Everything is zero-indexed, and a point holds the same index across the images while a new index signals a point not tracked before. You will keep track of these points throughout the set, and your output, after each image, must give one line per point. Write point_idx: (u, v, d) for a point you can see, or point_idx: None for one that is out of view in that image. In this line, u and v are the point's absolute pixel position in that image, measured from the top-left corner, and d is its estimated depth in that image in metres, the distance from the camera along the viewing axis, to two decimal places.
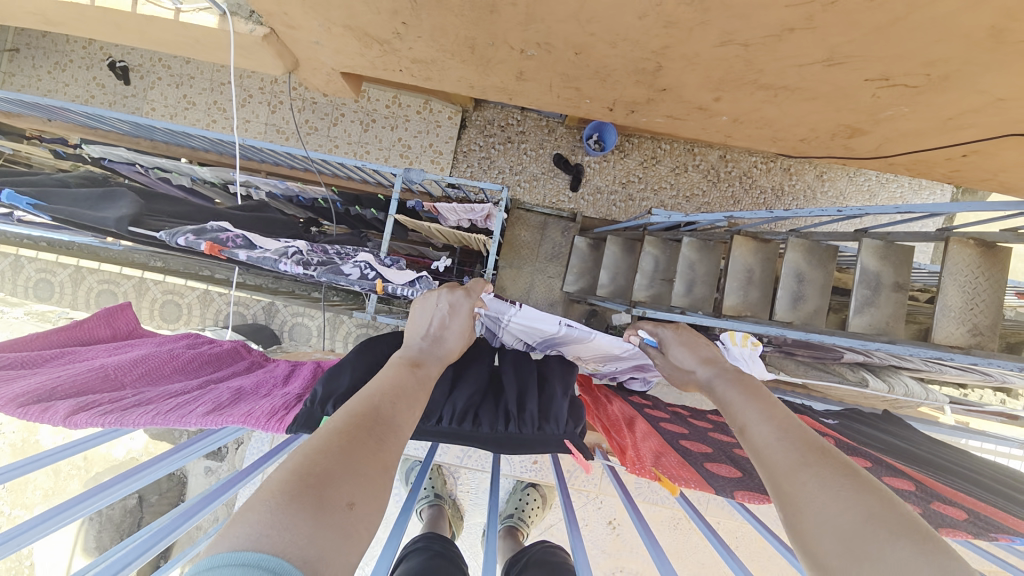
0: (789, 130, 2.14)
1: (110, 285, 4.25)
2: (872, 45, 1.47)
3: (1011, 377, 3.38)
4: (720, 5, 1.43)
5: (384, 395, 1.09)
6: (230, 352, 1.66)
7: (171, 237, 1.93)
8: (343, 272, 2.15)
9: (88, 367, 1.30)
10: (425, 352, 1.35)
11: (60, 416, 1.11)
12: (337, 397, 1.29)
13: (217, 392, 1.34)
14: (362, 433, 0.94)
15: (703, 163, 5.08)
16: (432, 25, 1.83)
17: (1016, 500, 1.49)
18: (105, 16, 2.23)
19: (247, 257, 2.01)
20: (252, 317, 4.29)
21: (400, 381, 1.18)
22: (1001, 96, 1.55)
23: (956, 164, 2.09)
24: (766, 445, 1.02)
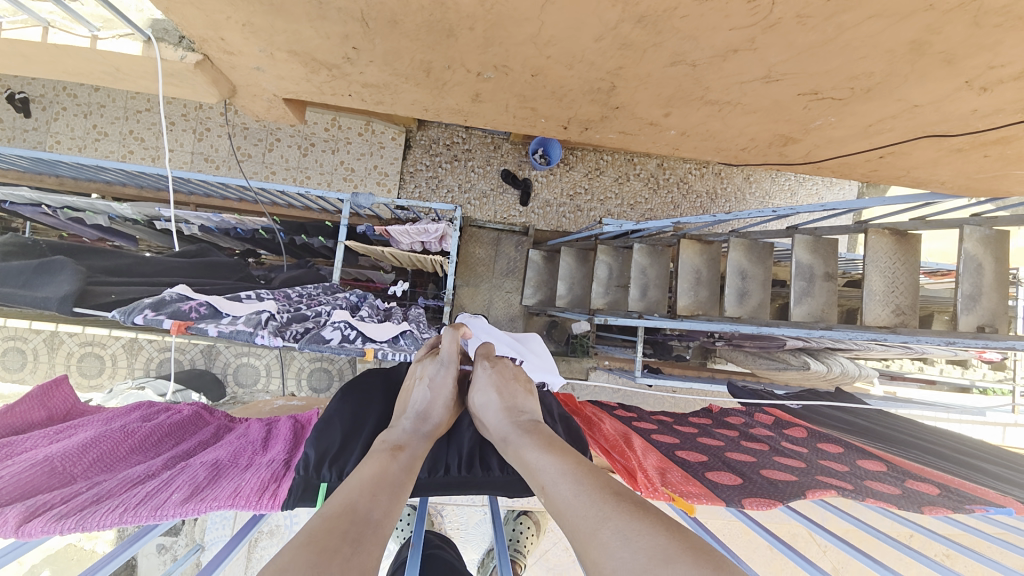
0: (730, 141, 2.29)
1: (15, 341, 3.72)
2: (808, 62, 1.60)
3: (928, 348, 3.79)
4: (672, 28, 1.50)
5: (361, 490, 0.92)
6: (192, 419, 1.51)
7: (127, 316, 1.78)
8: (324, 339, 2.10)
9: (28, 462, 1.10)
10: (407, 433, 1.20)
11: (8, 528, 0.93)
12: (330, 458, 1.21)
13: (190, 470, 1.19)
14: (335, 540, 0.77)
15: (643, 172, 5.32)
16: (386, 50, 1.78)
17: (965, 465, 1.65)
18: (5, 44, 1.97)
19: (219, 334, 1.88)
20: (189, 362, 3.92)
21: (375, 475, 0.99)
22: (917, 102, 1.75)
23: (875, 163, 2.34)
24: (567, 505, 0.90)
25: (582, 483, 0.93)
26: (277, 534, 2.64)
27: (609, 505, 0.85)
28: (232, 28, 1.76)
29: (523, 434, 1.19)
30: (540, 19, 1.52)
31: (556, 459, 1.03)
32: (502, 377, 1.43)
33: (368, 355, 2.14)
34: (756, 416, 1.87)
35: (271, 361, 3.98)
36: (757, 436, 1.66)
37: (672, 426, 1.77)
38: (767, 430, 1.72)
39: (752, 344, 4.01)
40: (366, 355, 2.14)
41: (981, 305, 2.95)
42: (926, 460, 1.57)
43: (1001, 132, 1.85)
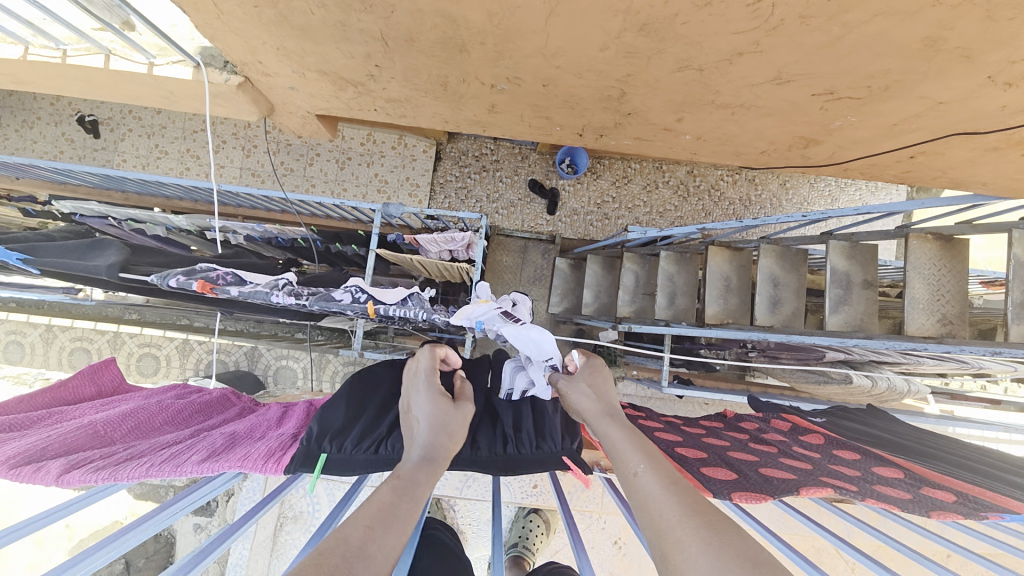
0: (748, 145, 2.27)
1: (84, 341, 4.10)
2: (819, 62, 1.58)
3: (987, 363, 3.49)
4: (674, 35, 1.53)
5: (357, 518, 0.83)
6: (220, 400, 1.64)
7: (161, 280, 1.80)
8: (335, 298, 1.93)
9: (77, 426, 1.26)
10: (411, 454, 1.10)
11: (54, 475, 1.06)
12: (332, 433, 1.31)
13: (210, 439, 1.31)
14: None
15: (673, 179, 5.28)
16: (405, 67, 1.90)
17: (1005, 482, 1.53)
18: (82, 75, 2.25)
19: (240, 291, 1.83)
20: (235, 364, 4.19)
21: (378, 504, 0.89)
22: (941, 99, 1.69)
23: (907, 164, 2.25)
24: (652, 500, 0.93)
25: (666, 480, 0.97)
26: (300, 521, 2.67)
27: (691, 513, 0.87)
28: (269, 53, 1.93)
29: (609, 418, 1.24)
30: (546, 33, 1.59)
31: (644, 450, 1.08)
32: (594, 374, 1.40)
33: (370, 310, 1.91)
34: (769, 420, 1.84)
35: (308, 364, 4.17)
36: (769, 440, 1.62)
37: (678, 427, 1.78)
38: (781, 434, 1.68)
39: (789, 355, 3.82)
40: (368, 309, 1.92)
41: None
42: (951, 470, 1.50)
43: None
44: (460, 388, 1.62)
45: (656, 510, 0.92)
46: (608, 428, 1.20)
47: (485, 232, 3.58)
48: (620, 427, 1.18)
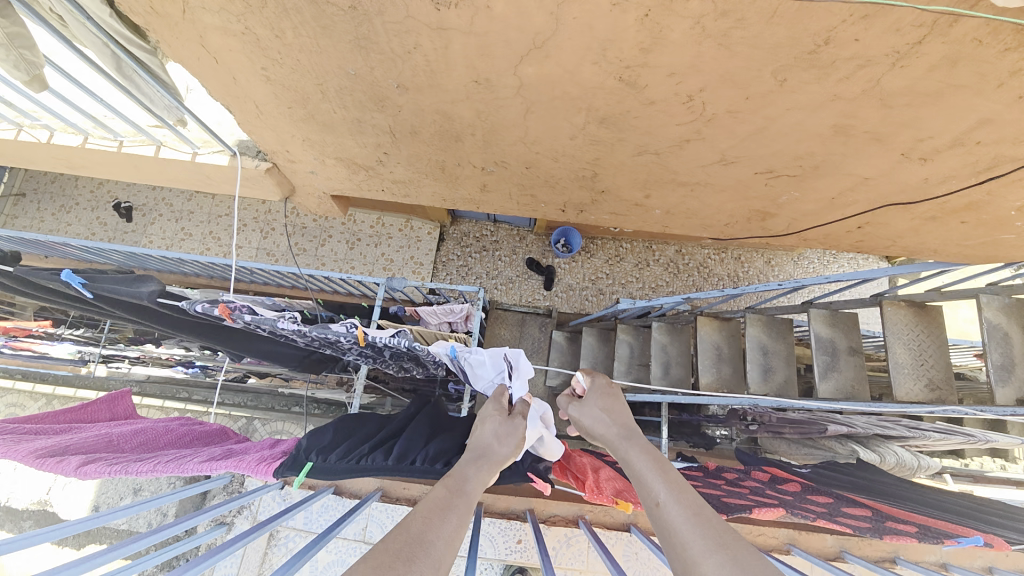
0: (713, 218, 2.56)
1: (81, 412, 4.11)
2: (753, 148, 1.88)
3: (996, 435, 3.29)
4: (630, 128, 1.85)
5: (422, 514, 0.96)
6: (219, 431, 1.84)
7: (188, 304, 1.77)
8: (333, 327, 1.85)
9: (96, 436, 1.48)
10: (469, 460, 1.22)
11: (75, 466, 1.27)
12: (320, 447, 1.48)
13: (207, 452, 1.51)
14: (391, 559, 0.82)
15: (662, 258, 5.61)
16: (409, 154, 2.25)
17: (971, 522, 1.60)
18: (132, 163, 2.63)
19: (247, 315, 1.77)
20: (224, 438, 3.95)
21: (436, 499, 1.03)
22: (865, 175, 1.97)
23: (859, 234, 2.51)
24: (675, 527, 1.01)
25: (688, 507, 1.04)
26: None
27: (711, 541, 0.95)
28: (296, 143, 2.29)
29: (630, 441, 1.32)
30: (524, 125, 1.92)
31: (667, 476, 1.14)
32: (608, 397, 1.52)
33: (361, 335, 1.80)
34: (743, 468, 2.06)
35: None
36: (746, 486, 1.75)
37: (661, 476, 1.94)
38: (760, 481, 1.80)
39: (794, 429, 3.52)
40: (360, 336, 1.82)
41: (1017, 376, 2.83)
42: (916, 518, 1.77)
43: (962, 198, 2.01)
44: (446, 426, 1.73)
45: (679, 541, 0.98)
46: (632, 452, 1.27)
47: (483, 301, 3.80)
48: (650, 458, 1.23)
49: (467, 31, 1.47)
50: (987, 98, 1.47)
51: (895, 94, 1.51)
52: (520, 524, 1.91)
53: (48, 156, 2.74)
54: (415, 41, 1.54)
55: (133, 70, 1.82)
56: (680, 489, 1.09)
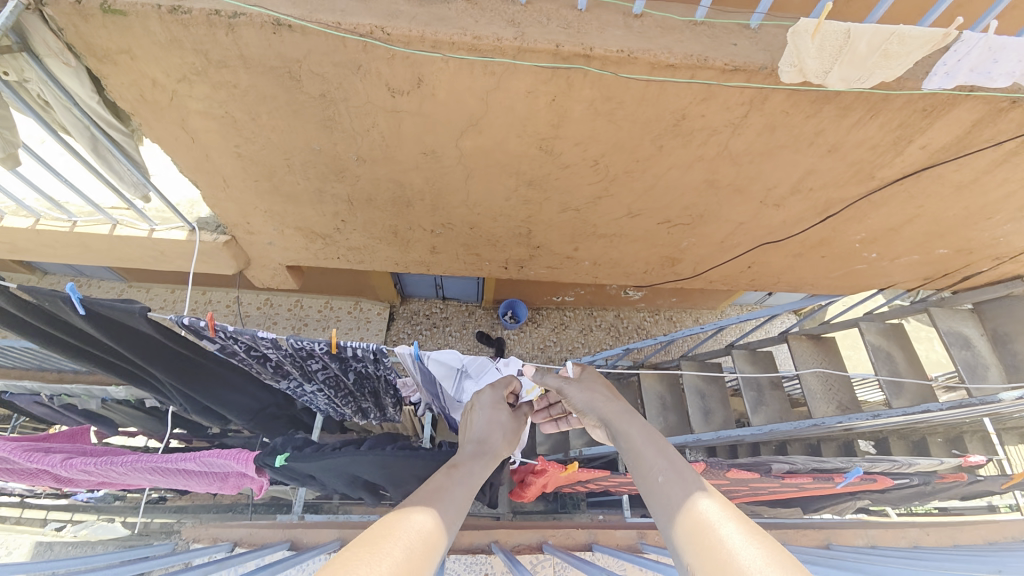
0: (633, 267, 2.99)
1: None
2: (651, 201, 2.35)
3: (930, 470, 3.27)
4: (553, 189, 2.27)
5: (419, 500, 1.13)
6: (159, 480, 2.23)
7: (173, 316, 1.50)
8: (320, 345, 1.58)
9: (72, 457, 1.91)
10: (468, 456, 1.42)
11: (64, 461, 1.73)
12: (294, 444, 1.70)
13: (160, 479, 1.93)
14: (388, 530, 0.96)
15: (604, 322, 6.05)
16: (365, 220, 2.53)
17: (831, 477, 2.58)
18: (80, 242, 2.66)
19: (233, 329, 1.50)
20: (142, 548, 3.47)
21: (434, 488, 1.20)
22: (739, 221, 2.49)
23: (750, 273, 3.02)
24: (676, 497, 1.16)
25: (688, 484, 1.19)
26: None
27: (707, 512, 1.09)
28: (258, 215, 2.51)
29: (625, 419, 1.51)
30: (466, 190, 2.29)
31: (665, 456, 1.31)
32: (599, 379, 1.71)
33: (334, 344, 1.54)
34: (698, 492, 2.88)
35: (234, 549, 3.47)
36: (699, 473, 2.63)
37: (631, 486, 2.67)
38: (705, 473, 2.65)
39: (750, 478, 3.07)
40: (332, 345, 1.56)
41: (907, 388, 3.30)
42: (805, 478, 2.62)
43: (816, 235, 2.57)
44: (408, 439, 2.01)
45: (676, 505, 1.14)
46: (626, 430, 1.45)
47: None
48: (642, 436, 1.41)
49: (416, 112, 1.84)
50: (806, 153, 2.00)
51: (740, 153, 2.02)
52: (487, 558, 1.88)
53: None
54: (373, 121, 1.89)
55: (108, 149, 2.00)
56: (675, 465, 1.26)
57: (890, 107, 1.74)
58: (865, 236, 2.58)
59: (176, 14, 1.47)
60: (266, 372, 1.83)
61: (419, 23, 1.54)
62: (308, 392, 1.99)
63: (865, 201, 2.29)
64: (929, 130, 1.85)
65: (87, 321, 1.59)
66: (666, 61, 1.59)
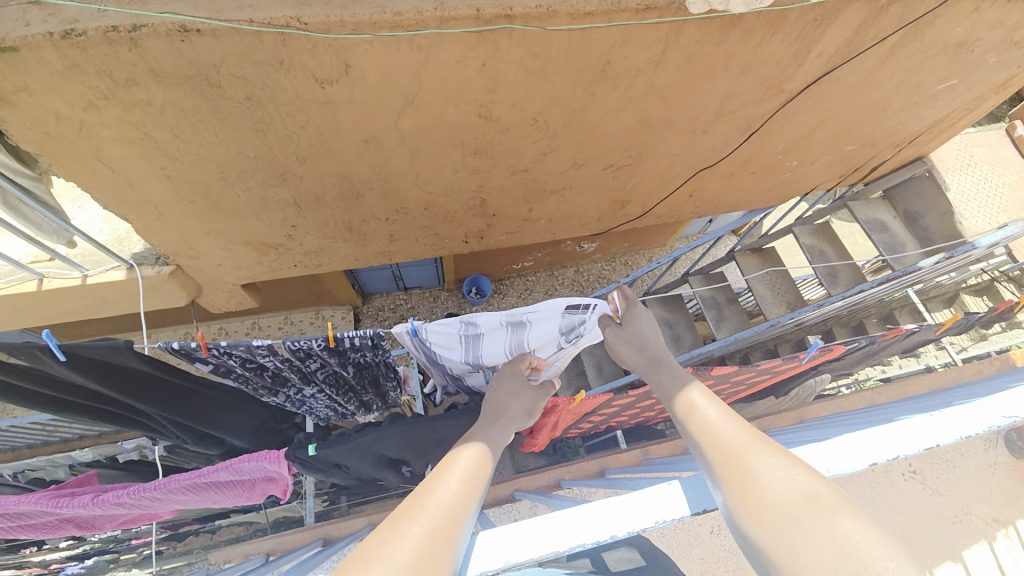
0: (586, 216, 3.11)
1: None
2: (593, 149, 2.45)
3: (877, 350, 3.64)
4: (499, 154, 2.31)
5: (482, 451, 1.41)
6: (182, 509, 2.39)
7: (162, 343, 1.48)
8: (317, 342, 1.64)
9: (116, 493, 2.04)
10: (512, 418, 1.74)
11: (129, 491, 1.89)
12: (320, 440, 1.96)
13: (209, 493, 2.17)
14: (461, 484, 1.24)
15: (565, 279, 6.25)
16: (316, 221, 2.48)
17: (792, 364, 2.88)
18: (3, 305, 2.43)
19: (228, 344, 1.52)
20: None
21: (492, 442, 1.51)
22: (675, 153, 2.64)
23: (692, 201, 3.23)
24: (719, 429, 1.37)
25: (729, 421, 1.39)
26: None
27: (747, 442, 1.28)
28: (201, 237, 2.39)
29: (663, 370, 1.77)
30: (413, 171, 2.29)
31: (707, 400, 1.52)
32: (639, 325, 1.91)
33: (332, 339, 1.58)
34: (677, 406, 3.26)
35: None
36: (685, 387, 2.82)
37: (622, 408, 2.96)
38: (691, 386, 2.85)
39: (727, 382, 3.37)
40: (328, 339, 1.62)
41: (841, 277, 3.70)
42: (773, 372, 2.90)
43: (743, 153, 2.78)
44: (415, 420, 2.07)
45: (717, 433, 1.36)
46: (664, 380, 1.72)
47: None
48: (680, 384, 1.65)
49: (349, 100, 1.81)
50: (723, 78, 2.15)
51: (667, 88, 2.14)
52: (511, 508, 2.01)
53: None
54: (307, 116, 1.84)
55: (19, 199, 1.84)
56: (713, 406, 1.48)
57: (788, 21, 1.90)
58: (785, 146, 2.82)
59: (72, 38, 1.37)
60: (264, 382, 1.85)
61: (335, 6, 1.51)
62: (307, 396, 2.05)
63: (780, 114, 2.49)
64: (824, 37, 2.03)
65: (70, 369, 1.53)
66: (584, 9, 1.65)
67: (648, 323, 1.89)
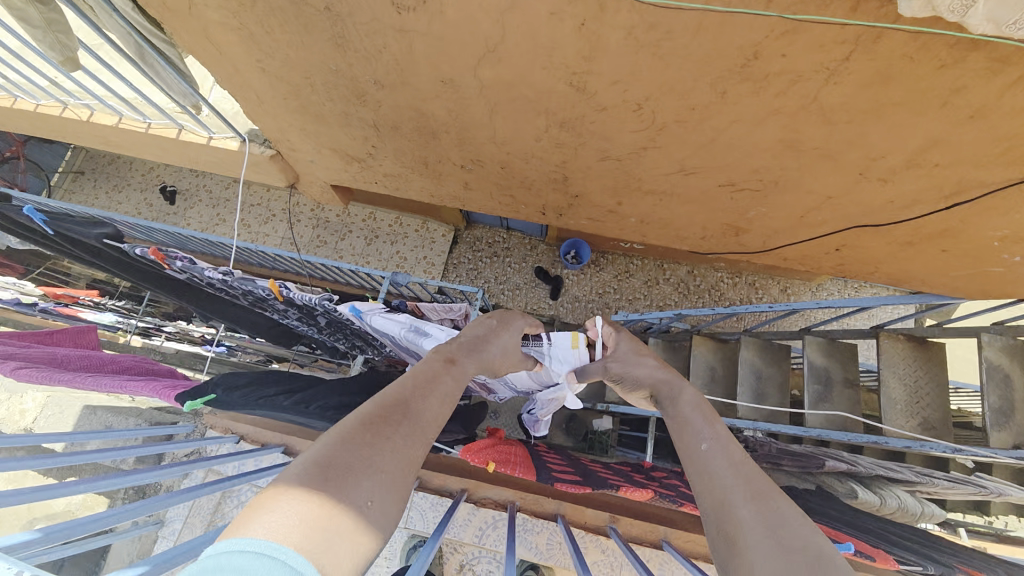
0: (686, 230, 2.57)
1: None
2: (709, 158, 1.93)
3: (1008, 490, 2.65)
4: (588, 132, 1.94)
5: (414, 391, 1.21)
6: (167, 374, 2.18)
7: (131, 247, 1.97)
8: (255, 280, 1.98)
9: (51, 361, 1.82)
10: (461, 352, 1.47)
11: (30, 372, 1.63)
12: (227, 385, 1.85)
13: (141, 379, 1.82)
14: (386, 427, 1.07)
15: (674, 276, 5.05)
16: (394, 147, 2.41)
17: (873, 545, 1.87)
18: (155, 141, 2.88)
19: (176, 261, 1.93)
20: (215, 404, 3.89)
21: (431, 378, 1.28)
22: (827, 194, 1.98)
23: (835, 257, 2.47)
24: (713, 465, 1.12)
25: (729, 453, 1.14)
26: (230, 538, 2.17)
27: (740, 483, 1.06)
28: (294, 131, 2.49)
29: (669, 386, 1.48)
30: (492, 126, 2.05)
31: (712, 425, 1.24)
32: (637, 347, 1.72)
33: (271, 284, 1.92)
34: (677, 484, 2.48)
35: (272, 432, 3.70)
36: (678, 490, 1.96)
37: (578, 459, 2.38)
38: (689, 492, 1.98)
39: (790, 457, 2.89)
40: (270, 287, 1.95)
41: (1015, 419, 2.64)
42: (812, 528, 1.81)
43: (932, 224, 1.98)
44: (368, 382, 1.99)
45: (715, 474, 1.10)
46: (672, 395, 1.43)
47: (483, 297, 3.15)
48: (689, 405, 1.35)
49: (427, 34, 1.62)
50: (929, 117, 1.47)
51: (834, 109, 1.53)
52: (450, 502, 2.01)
53: (88, 131, 3.04)
54: (385, 42, 1.70)
55: (154, 59, 2.07)
56: (720, 437, 1.19)
57: None
58: (1007, 234, 1.94)
59: None
60: (241, 306, 2.25)
61: None
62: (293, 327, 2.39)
63: (1013, 191, 1.69)
64: None
65: (68, 245, 1.96)
66: None
67: (648, 351, 1.68)
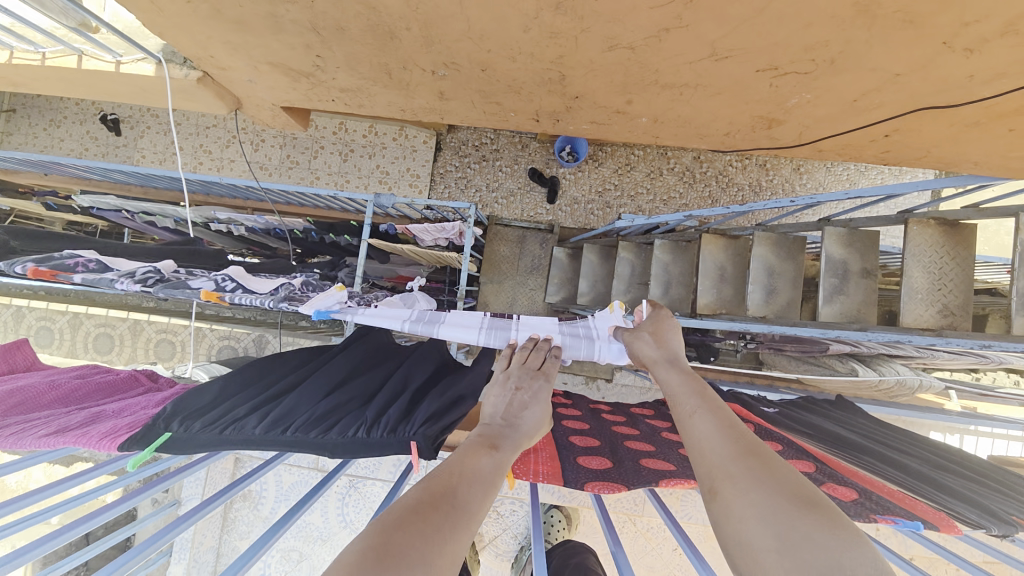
0: (710, 126, 2.13)
1: (48, 322, 3.75)
2: (750, 35, 1.51)
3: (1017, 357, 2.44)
4: (592, 12, 1.50)
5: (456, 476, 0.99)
6: (128, 379, 1.80)
7: (8, 267, 1.71)
8: (187, 286, 1.77)
9: None
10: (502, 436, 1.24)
11: None
12: (183, 416, 1.41)
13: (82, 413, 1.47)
14: (436, 514, 0.87)
15: (678, 166, 4.44)
16: (345, 55, 1.91)
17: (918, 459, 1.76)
18: (57, 74, 2.34)
19: (73, 279, 1.70)
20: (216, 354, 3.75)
21: (465, 465, 1.04)
22: (896, 71, 1.57)
23: (884, 144, 2.08)
24: (710, 439, 1.07)
25: (720, 422, 1.11)
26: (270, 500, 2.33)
27: (738, 452, 1.02)
28: (218, 46, 1.97)
29: (668, 362, 1.38)
30: (466, 15, 1.58)
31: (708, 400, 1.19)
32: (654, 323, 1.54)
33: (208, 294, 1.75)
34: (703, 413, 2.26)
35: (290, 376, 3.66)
36: None
37: (601, 417, 2.05)
38: None
39: (793, 347, 2.91)
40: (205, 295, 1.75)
41: None
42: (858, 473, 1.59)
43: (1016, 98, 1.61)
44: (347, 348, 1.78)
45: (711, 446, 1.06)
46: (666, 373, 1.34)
47: (475, 211, 2.76)
48: (682, 377, 1.30)
49: None
50: None
51: None
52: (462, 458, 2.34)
53: None
54: None
55: None
56: (714, 404, 1.16)
57: None
58: None
59: None
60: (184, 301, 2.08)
61: None
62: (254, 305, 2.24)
63: None
64: None
65: None
66: None
67: (677, 336, 1.48)
